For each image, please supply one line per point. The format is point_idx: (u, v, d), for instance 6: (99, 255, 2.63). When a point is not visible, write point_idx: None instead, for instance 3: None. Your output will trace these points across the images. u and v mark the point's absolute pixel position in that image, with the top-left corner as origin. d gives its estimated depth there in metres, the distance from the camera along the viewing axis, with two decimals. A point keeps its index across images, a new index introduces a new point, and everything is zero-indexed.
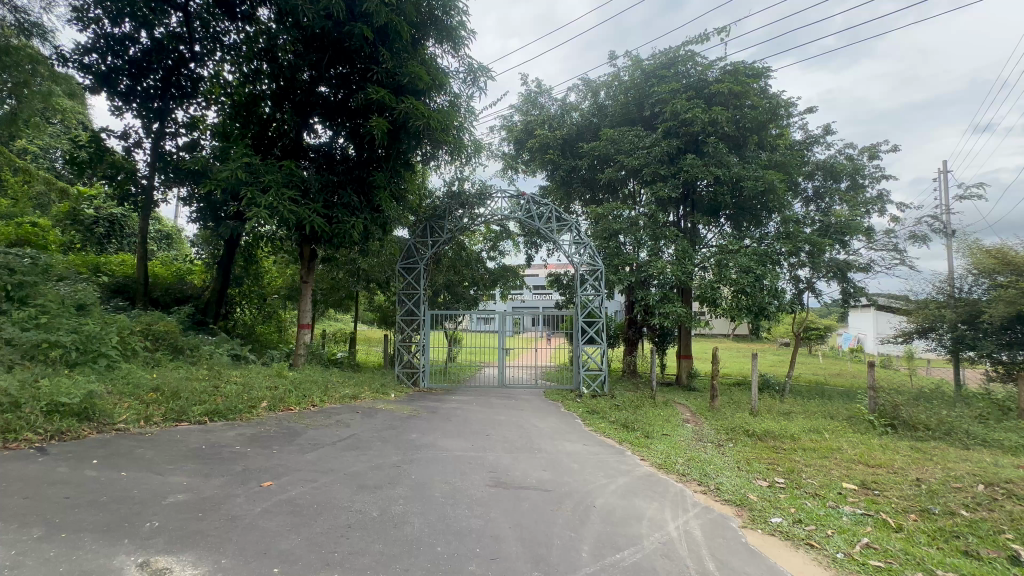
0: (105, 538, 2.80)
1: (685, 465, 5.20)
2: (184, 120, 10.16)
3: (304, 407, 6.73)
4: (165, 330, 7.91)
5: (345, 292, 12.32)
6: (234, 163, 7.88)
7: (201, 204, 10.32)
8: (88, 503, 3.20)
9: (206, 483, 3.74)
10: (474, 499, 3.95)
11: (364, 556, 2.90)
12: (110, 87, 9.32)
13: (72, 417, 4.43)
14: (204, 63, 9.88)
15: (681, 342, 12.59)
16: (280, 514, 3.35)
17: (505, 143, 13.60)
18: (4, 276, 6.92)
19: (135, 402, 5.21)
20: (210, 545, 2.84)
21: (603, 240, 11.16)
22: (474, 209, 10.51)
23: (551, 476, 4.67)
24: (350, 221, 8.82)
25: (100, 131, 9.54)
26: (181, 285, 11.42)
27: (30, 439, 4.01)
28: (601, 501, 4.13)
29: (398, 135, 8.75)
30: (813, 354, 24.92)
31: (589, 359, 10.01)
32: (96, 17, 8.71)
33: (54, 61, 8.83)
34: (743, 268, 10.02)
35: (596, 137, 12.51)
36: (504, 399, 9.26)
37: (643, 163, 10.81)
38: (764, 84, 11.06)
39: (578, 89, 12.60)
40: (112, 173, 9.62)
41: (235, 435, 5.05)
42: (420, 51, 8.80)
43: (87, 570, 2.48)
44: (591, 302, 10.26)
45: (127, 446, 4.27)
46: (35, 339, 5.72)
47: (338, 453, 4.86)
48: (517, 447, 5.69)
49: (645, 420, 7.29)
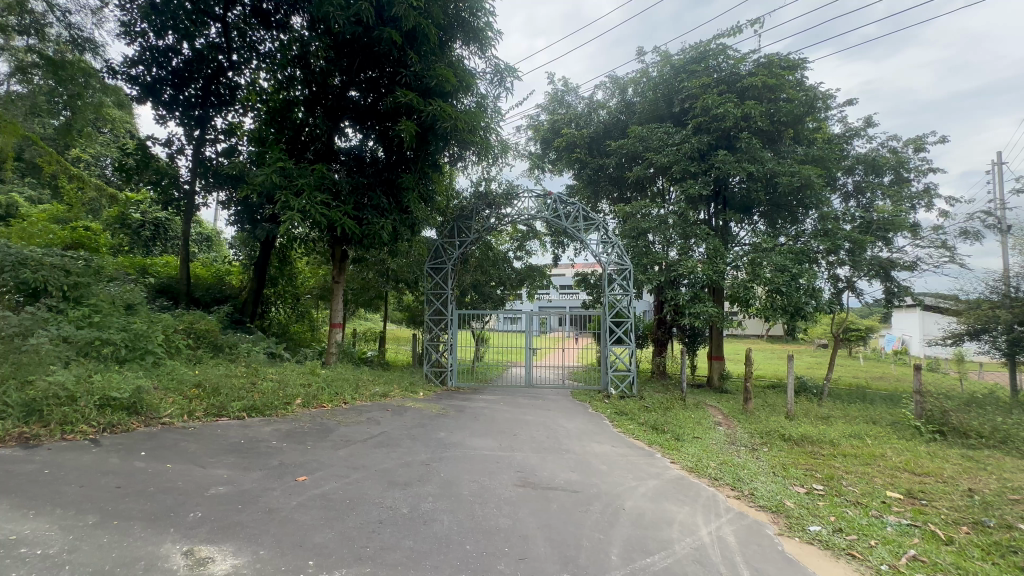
0: (153, 526, 2.94)
1: (718, 469, 5.07)
2: (223, 127, 10.55)
3: (336, 404, 6.90)
4: (205, 329, 8.26)
5: (376, 292, 12.58)
6: (269, 168, 8.15)
7: (239, 208, 10.74)
8: (136, 493, 3.36)
9: (245, 476, 3.89)
10: (503, 498, 3.96)
11: (394, 552, 2.95)
12: (155, 97, 9.80)
13: (122, 411, 4.69)
14: (241, 72, 10.23)
15: (712, 342, 12.35)
16: (314, 508, 3.44)
17: (531, 143, 13.59)
18: (60, 276, 7.37)
19: (179, 397, 5.45)
20: (248, 537, 2.95)
21: (631, 239, 10.98)
22: (501, 209, 10.55)
23: (579, 477, 4.64)
24: (380, 222, 9.02)
25: (145, 139, 10.02)
26: (220, 285, 11.90)
27: (84, 431, 4.26)
28: (630, 504, 4.08)
29: (426, 137, 8.91)
30: (854, 356, 23.88)
31: (617, 359, 9.87)
32: (142, 31, 9.14)
33: (104, 73, 9.34)
34: (778, 267, 9.74)
35: (624, 134, 12.36)
36: (531, 399, 9.25)
37: (672, 160, 10.58)
38: (801, 75, 10.70)
39: (605, 87, 12.46)
40: (156, 179, 10.10)
41: (271, 430, 5.23)
42: (447, 54, 8.94)
43: (136, 556, 2.61)
44: (619, 302, 10.13)
45: (172, 439, 4.48)
46: (89, 337, 6.07)
47: (368, 450, 4.96)
48: (544, 447, 5.68)
49: (675, 422, 7.15)
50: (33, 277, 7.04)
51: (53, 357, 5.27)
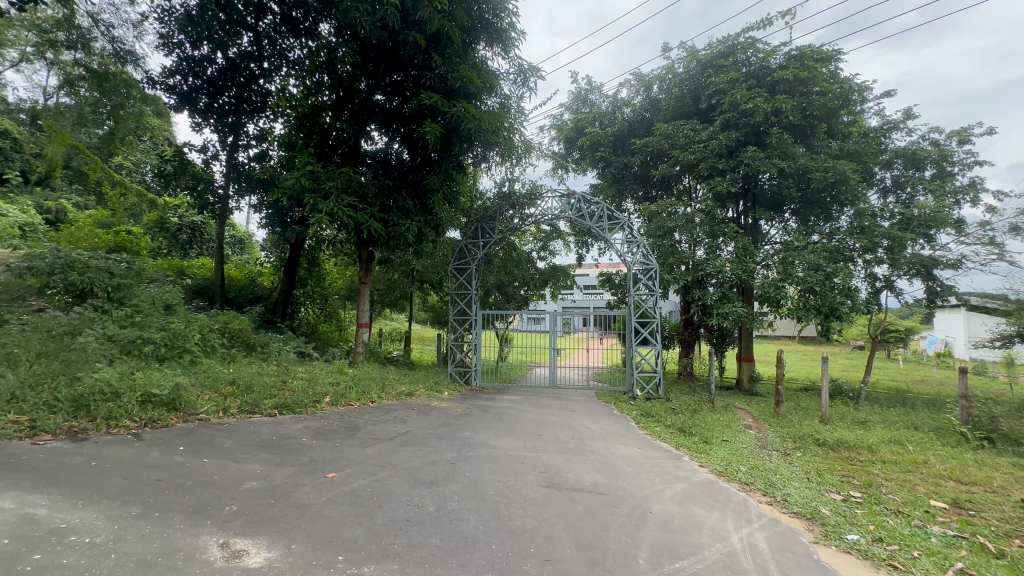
0: (192, 518, 3.06)
1: (748, 473, 4.94)
2: (255, 132, 10.87)
3: (364, 403, 7.02)
4: (239, 329, 8.55)
5: (401, 292, 12.76)
6: (299, 172, 8.35)
7: (270, 211, 11.07)
8: (175, 486, 3.50)
9: (277, 472, 4.00)
10: (528, 498, 3.95)
11: (421, 549, 2.98)
12: (191, 105, 10.17)
13: (162, 407, 4.89)
14: (271, 79, 10.52)
15: (741, 343, 12.06)
16: (343, 504, 3.51)
17: (555, 143, 13.53)
18: (104, 278, 7.72)
19: (214, 395, 5.63)
20: (281, 531, 3.03)
21: (657, 238, 10.80)
22: (525, 209, 10.55)
23: (604, 479, 4.60)
24: (405, 224, 9.15)
25: (183, 146, 10.43)
26: (253, 286, 12.27)
27: (128, 426, 4.45)
28: (658, 507, 4.01)
29: (450, 138, 8.98)
30: (892, 358, 22.91)
31: (642, 360, 9.77)
32: (179, 41, 9.53)
33: (145, 84, 9.77)
34: (811, 265, 9.43)
35: (649, 132, 12.20)
36: (555, 399, 9.23)
37: (699, 157, 10.36)
38: (835, 67, 10.33)
39: (630, 84, 12.31)
40: (193, 184, 10.49)
41: (302, 427, 5.36)
42: (471, 56, 9.01)
43: (176, 547, 2.72)
44: (645, 302, 9.98)
45: (209, 435, 4.64)
46: (131, 336, 6.34)
47: (395, 449, 5.03)
48: (569, 448, 5.64)
49: (703, 425, 7.01)
50: (80, 279, 7.46)
51: (99, 355, 5.53)
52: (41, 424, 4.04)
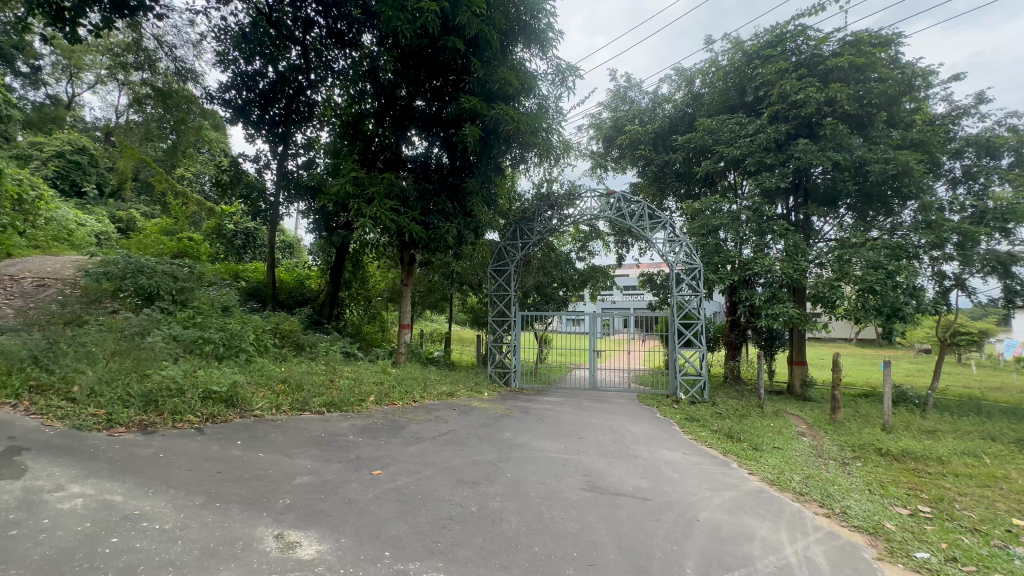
0: (249, 510, 3.22)
1: (803, 483, 4.69)
2: (302, 141, 11.38)
3: (407, 403, 7.19)
4: (289, 329, 8.95)
5: (441, 294, 12.98)
6: (344, 178, 8.66)
7: (317, 216, 11.51)
8: (234, 478, 3.69)
9: (327, 467, 4.15)
10: (569, 501, 3.92)
11: (465, 549, 3.01)
12: (245, 117, 10.81)
13: (222, 403, 5.18)
14: (318, 90, 10.80)
15: (793, 346, 11.52)
16: (389, 501, 3.60)
17: (593, 142, 13.38)
18: (169, 283, 8.27)
19: (268, 392, 5.91)
20: (331, 525, 3.14)
21: (701, 237, 10.46)
22: (564, 210, 10.46)
23: (648, 484, 4.49)
24: (445, 227, 9.31)
25: (238, 157, 11.08)
26: (302, 289, 12.82)
27: (191, 420, 4.74)
28: (705, 515, 3.88)
29: (489, 140, 9.07)
30: (963, 364, 21.18)
31: (686, 363, 9.45)
32: (234, 58, 10.11)
33: (204, 99, 10.44)
34: (870, 263, 8.90)
35: (692, 128, 11.87)
36: (596, 402, 9.12)
37: (746, 152, 9.97)
38: (896, 52, 9.67)
39: (671, 79, 12.04)
40: (247, 192, 11.07)
41: (348, 425, 5.54)
42: (509, 58, 9.08)
43: (236, 536, 2.87)
44: (689, 303, 9.68)
45: (263, 430, 4.88)
46: (193, 336, 6.76)
47: (437, 448, 5.11)
48: (611, 452, 5.55)
49: (752, 431, 6.72)
50: (148, 282, 8.07)
51: (165, 354, 5.91)
52: (116, 417, 4.36)
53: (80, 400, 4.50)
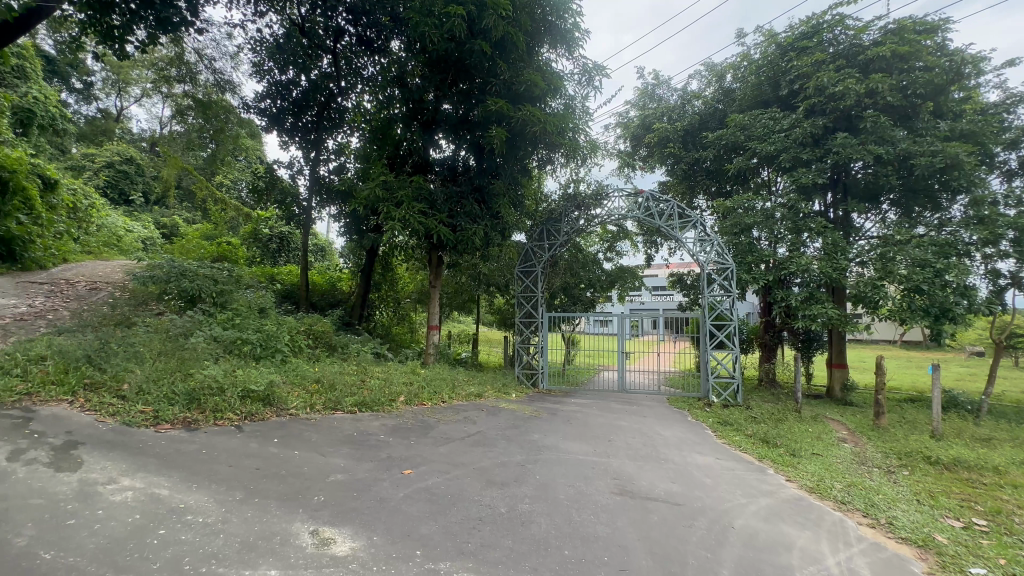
0: (286, 506, 3.32)
1: (845, 491, 4.50)
2: (334, 147, 11.60)
3: (436, 403, 7.27)
4: (322, 330, 9.18)
5: (468, 295, 13.09)
6: (374, 182, 8.86)
7: (348, 220, 11.77)
8: (272, 475, 3.82)
9: (359, 466, 4.24)
10: (599, 505, 3.88)
11: (495, 550, 3.02)
12: (279, 125, 11.16)
13: (259, 401, 5.36)
14: (348, 96, 11.07)
15: (832, 348, 11.08)
16: (419, 501, 3.64)
17: (621, 141, 13.23)
18: (210, 286, 8.63)
19: (302, 392, 6.08)
20: (363, 522, 3.20)
21: (733, 236, 10.19)
22: (591, 210, 10.34)
23: (680, 489, 4.40)
24: (472, 229, 9.38)
25: (272, 163, 11.43)
26: (334, 291, 13.15)
27: (231, 418, 4.93)
28: (740, 522, 3.77)
29: (515, 141, 9.12)
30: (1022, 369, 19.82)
31: (718, 365, 9.22)
32: (270, 68, 10.49)
33: (241, 109, 10.85)
34: (916, 261, 8.50)
35: (723, 124, 11.60)
36: (625, 404, 9.00)
37: (780, 148, 9.66)
38: (944, 38, 9.17)
39: (701, 75, 11.83)
40: (281, 198, 11.45)
41: (379, 425, 5.65)
42: (535, 59, 9.11)
43: (274, 532, 2.96)
44: (720, 304, 9.44)
45: (299, 429, 5.03)
46: (233, 337, 7.03)
47: (466, 449, 5.14)
48: (642, 455, 5.46)
49: (790, 436, 6.49)
50: (191, 285, 8.46)
51: (206, 354, 6.17)
52: (162, 414, 4.56)
53: (129, 397, 4.73)
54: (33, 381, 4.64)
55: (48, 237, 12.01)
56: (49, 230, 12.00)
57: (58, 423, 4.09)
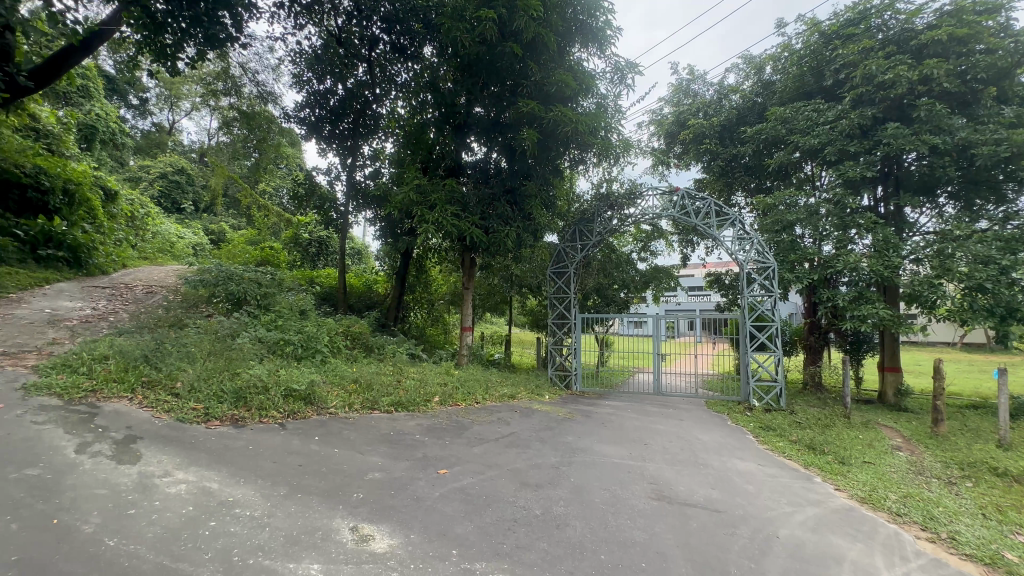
0: (327, 502, 3.42)
1: (899, 503, 4.25)
2: (369, 153, 11.92)
3: (470, 403, 7.33)
4: (359, 332, 9.38)
5: (501, 296, 13.14)
6: (408, 187, 9.01)
7: (383, 224, 12.03)
8: (313, 472, 3.95)
9: (396, 464, 4.32)
10: (636, 509, 3.81)
11: (530, 551, 3.01)
12: (318, 133, 11.55)
13: (301, 400, 5.56)
14: (382, 103, 11.34)
15: (884, 351, 10.50)
16: (455, 501, 3.68)
17: (654, 139, 13.00)
18: (254, 290, 9.04)
19: (341, 391, 6.26)
20: (401, 521, 3.26)
21: (774, 233, 9.82)
22: (624, 210, 10.11)
23: (720, 496, 4.26)
24: (504, 231, 9.42)
25: (311, 170, 11.83)
26: (370, 293, 13.47)
27: (275, 416, 5.12)
28: (785, 532, 3.61)
29: (547, 141, 9.11)
30: None
31: (759, 368, 8.85)
32: (309, 79, 10.90)
33: (282, 119, 11.29)
34: (977, 257, 7.93)
35: (762, 118, 11.22)
36: (661, 407, 8.81)
37: (825, 141, 9.23)
38: (1008, 18, 8.53)
39: (738, 68, 11.50)
40: (320, 204, 11.83)
41: (415, 425, 5.75)
42: (567, 59, 9.04)
43: (316, 526, 3.06)
44: (761, 304, 9.10)
45: (338, 427, 5.17)
46: (276, 338, 7.31)
47: (500, 450, 5.16)
48: (679, 460, 5.33)
49: (838, 442, 6.18)
50: (237, 288, 8.87)
51: (252, 354, 6.45)
52: (212, 411, 4.79)
53: (181, 394, 4.98)
54: (98, 379, 4.97)
55: (109, 244, 12.86)
56: (110, 237, 12.86)
57: (120, 418, 4.36)
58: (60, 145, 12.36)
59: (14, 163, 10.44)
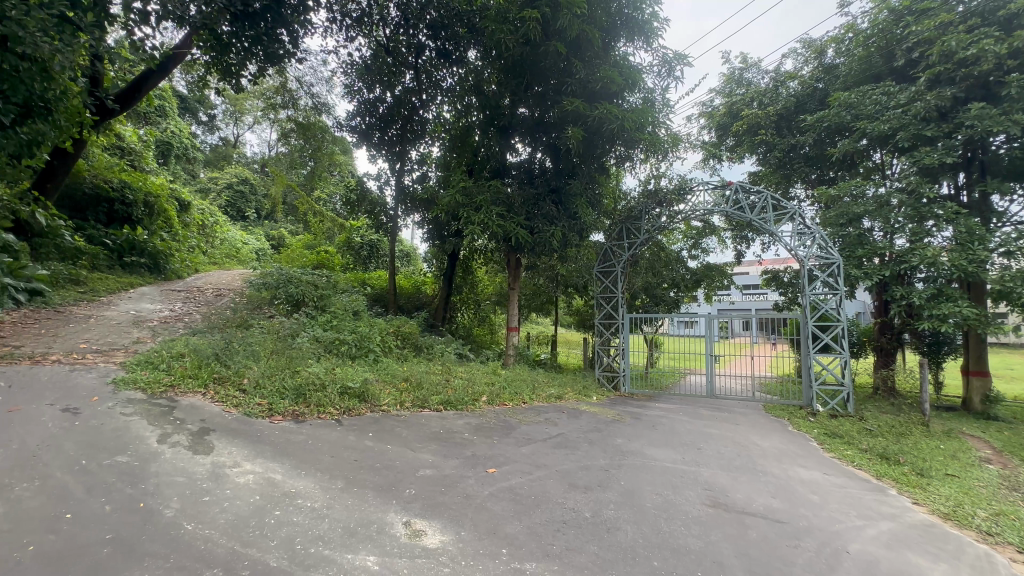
0: (381, 496, 3.53)
1: (991, 521, 3.86)
2: (417, 157, 12.20)
3: (517, 403, 7.35)
4: (409, 332, 9.64)
5: (547, 296, 13.11)
6: (454, 190, 9.17)
7: (430, 226, 12.31)
8: (368, 467, 4.09)
9: (446, 462, 4.40)
10: (690, 516, 3.68)
11: (581, 555, 2.97)
12: (368, 140, 12.01)
13: (356, 397, 5.79)
14: (428, 108, 11.59)
15: (968, 353, 9.58)
16: (504, 500, 3.70)
17: (705, 132, 12.55)
18: (312, 292, 9.55)
19: (393, 389, 6.45)
20: (452, 517, 3.32)
21: (838, 227, 9.20)
22: (673, 206, 9.79)
23: (782, 505, 4.03)
24: (549, 230, 9.35)
25: (363, 177, 12.29)
26: (418, 294, 13.82)
27: (332, 412, 5.35)
28: (856, 546, 3.37)
29: (592, 138, 9.03)
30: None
31: (823, 370, 8.31)
32: (359, 88, 11.37)
33: (335, 128, 11.82)
34: None
35: (824, 105, 10.54)
36: (715, 410, 8.46)
37: (896, 125, 8.54)
38: None
39: (796, 54, 10.90)
40: (371, 208, 12.29)
41: (464, 423, 5.83)
42: (612, 54, 8.86)
43: (371, 520, 3.17)
44: (825, 303, 8.52)
45: (390, 424, 5.34)
46: (332, 338, 7.66)
47: (549, 450, 5.14)
48: (736, 466, 5.09)
49: (916, 452, 5.69)
50: (296, 290, 9.37)
51: (310, 353, 6.80)
52: (275, 407, 5.08)
53: (248, 390, 5.32)
54: (176, 375, 5.39)
55: (183, 251, 13.94)
56: (184, 244, 13.94)
57: (195, 412, 4.71)
58: (141, 161, 13.55)
59: (103, 178, 11.54)
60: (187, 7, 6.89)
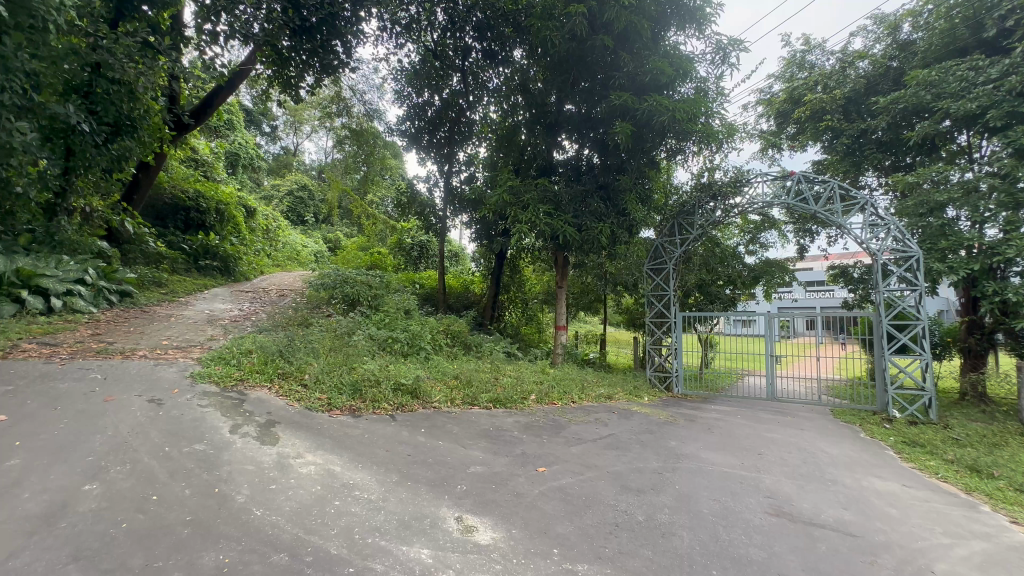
0: (433, 492, 3.60)
1: None
2: (464, 158, 12.38)
3: (566, 403, 7.29)
4: (458, 330, 9.82)
5: (595, 294, 12.93)
6: (501, 189, 9.17)
7: (478, 226, 12.46)
8: (420, 462, 4.19)
9: (496, 460, 4.43)
10: (752, 524, 3.50)
11: (634, 559, 2.90)
12: (417, 143, 12.32)
13: (408, 394, 5.95)
14: (475, 109, 11.71)
15: None
16: (555, 500, 3.67)
17: (763, 120, 11.89)
18: (367, 291, 9.92)
19: (444, 387, 6.58)
20: (502, 515, 3.33)
21: (917, 217, 8.44)
22: (729, 200, 9.34)
23: (855, 518, 3.75)
24: (597, 228, 9.17)
25: (413, 179, 12.64)
26: (467, 293, 14.03)
27: (386, 408, 5.54)
28: (942, 567, 3.07)
29: (642, 132, 8.79)
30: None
31: (901, 373, 7.65)
32: (409, 93, 11.73)
33: (386, 133, 12.24)
34: None
35: (899, 84, 9.71)
36: (777, 414, 7.99)
37: (986, 103, 7.72)
38: None
39: (866, 31, 10.10)
40: (420, 210, 12.60)
41: (513, 422, 5.85)
42: (661, 44, 8.58)
43: (424, 514, 3.24)
44: (903, 300, 7.84)
45: (441, 421, 5.45)
46: (385, 336, 7.91)
47: (599, 451, 5.06)
48: (802, 474, 4.78)
49: (1015, 465, 5.11)
50: (352, 290, 9.78)
51: (365, 350, 7.07)
52: (334, 401, 5.31)
53: (309, 385, 5.60)
54: (244, 370, 5.77)
55: (250, 254, 14.91)
56: (251, 248, 14.91)
57: (263, 405, 5.02)
58: (212, 171, 14.63)
59: (180, 189, 12.56)
60: (251, 26, 7.40)
